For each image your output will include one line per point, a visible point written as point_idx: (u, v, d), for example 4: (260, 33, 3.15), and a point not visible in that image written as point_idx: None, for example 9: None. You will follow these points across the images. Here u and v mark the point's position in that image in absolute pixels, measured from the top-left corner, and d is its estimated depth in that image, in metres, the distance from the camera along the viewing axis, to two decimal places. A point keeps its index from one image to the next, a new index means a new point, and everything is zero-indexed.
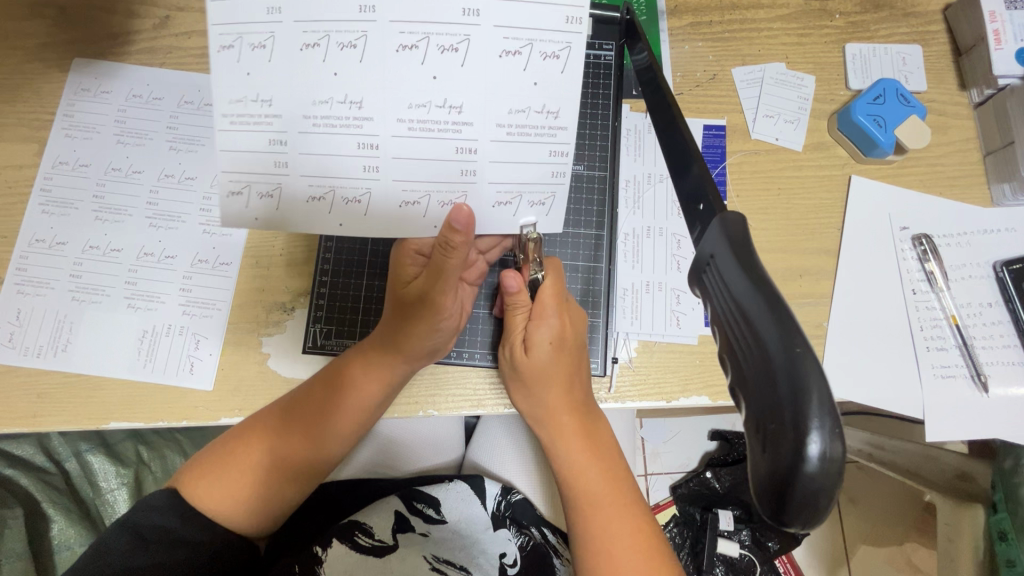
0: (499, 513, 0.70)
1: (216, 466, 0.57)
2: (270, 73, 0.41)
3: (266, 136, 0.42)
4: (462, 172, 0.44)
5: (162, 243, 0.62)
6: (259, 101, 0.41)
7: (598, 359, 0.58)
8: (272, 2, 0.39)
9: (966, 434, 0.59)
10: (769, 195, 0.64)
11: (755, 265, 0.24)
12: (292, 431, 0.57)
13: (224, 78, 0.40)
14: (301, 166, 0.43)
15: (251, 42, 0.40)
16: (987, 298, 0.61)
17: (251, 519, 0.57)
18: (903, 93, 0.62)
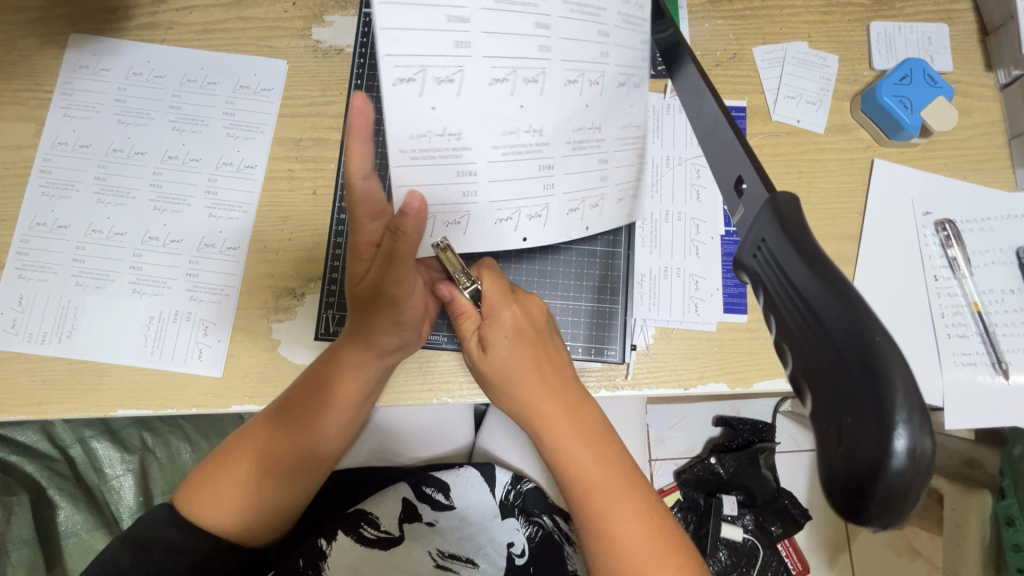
0: (507, 501, 0.70)
1: (213, 473, 0.56)
2: (455, 108, 0.40)
3: (455, 171, 0.43)
4: (601, 179, 0.49)
5: (167, 227, 0.60)
6: (446, 135, 0.41)
7: (615, 346, 0.57)
8: (459, 36, 0.39)
9: (986, 421, 0.58)
10: (790, 179, 0.63)
11: (814, 248, 0.23)
12: (287, 428, 0.56)
13: (404, 113, 0.39)
14: (488, 194, 0.46)
15: (436, 75, 0.39)
16: (1009, 284, 0.60)
17: (244, 528, 0.56)
18: (931, 74, 0.60)
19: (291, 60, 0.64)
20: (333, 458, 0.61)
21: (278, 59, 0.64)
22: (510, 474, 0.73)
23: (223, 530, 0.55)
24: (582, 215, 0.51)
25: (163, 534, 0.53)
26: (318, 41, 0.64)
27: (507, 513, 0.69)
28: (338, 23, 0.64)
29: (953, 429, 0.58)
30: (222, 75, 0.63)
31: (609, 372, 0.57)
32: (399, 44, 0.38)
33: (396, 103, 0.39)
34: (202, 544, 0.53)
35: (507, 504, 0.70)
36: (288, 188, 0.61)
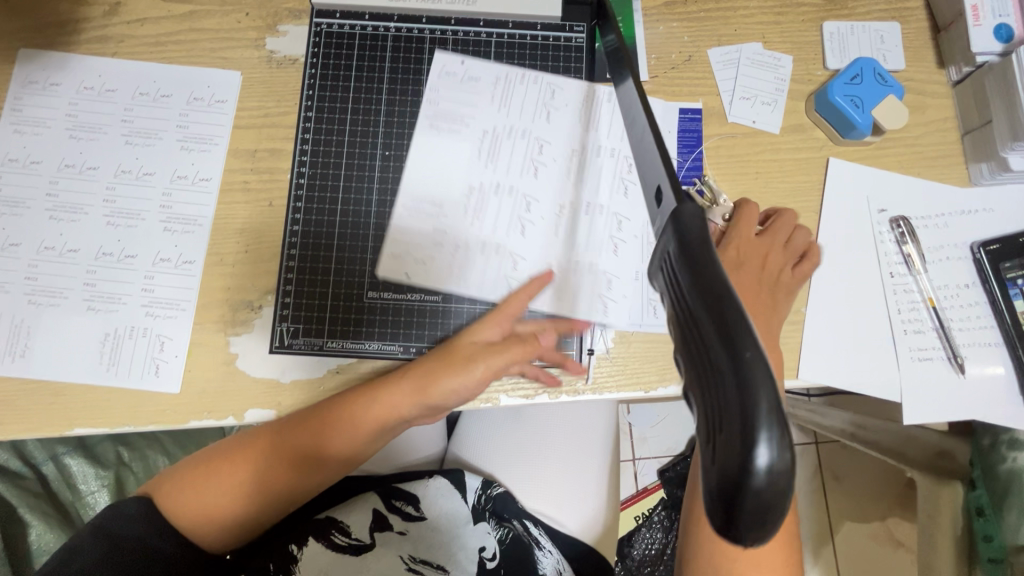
0: (478, 505, 0.70)
1: (201, 473, 0.55)
2: (463, 224, 0.58)
3: (450, 265, 0.57)
4: (552, 156, 0.60)
5: (121, 242, 0.60)
6: (479, 240, 0.58)
7: (573, 351, 0.57)
8: (392, 249, 0.58)
9: (943, 415, 0.59)
10: (747, 179, 0.63)
11: (704, 259, 0.23)
12: (295, 455, 0.55)
13: (430, 262, 0.58)
14: (533, 236, 0.58)
15: (417, 255, 0.58)
16: (963, 279, 0.61)
17: (226, 532, 0.56)
18: (881, 72, 0.61)
19: (245, 70, 0.63)
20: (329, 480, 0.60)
21: (231, 70, 0.63)
22: (480, 479, 0.72)
23: (198, 529, 0.55)
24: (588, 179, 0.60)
25: (134, 533, 0.52)
26: (272, 51, 0.64)
27: (478, 518, 0.69)
28: (292, 32, 0.64)
29: (911, 424, 0.59)
30: (175, 88, 0.63)
31: (567, 378, 0.57)
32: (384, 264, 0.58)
33: (392, 277, 0.58)
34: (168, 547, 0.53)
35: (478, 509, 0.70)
36: (243, 201, 0.61)
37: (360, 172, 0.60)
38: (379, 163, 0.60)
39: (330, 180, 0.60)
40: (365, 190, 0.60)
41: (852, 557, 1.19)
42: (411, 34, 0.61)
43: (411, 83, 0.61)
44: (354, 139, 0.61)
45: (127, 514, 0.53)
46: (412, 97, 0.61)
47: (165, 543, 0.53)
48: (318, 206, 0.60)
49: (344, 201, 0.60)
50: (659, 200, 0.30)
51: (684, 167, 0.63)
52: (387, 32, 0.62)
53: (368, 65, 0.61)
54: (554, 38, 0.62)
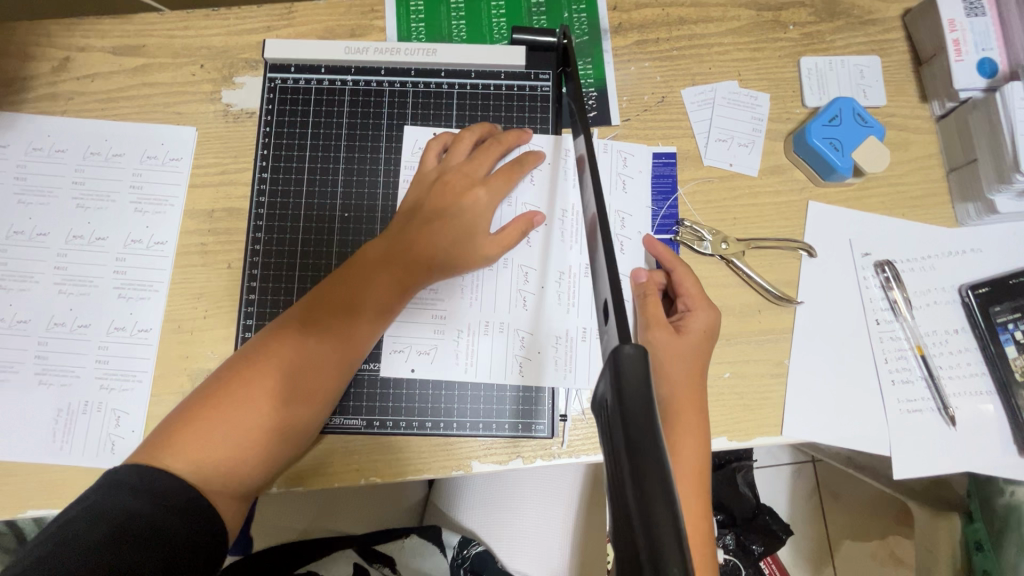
0: (455, 563, 0.65)
1: (195, 424, 0.45)
2: (460, 308, 0.55)
3: (456, 352, 0.54)
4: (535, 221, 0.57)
5: (73, 311, 0.57)
6: (482, 325, 0.55)
7: (544, 420, 0.54)
8: (392, 345, 0.54)
9: (934, 469, 0.56)
10: (726, 226, 0.60)
11: (641, 435, 0.22)
12: (310, 336, 0.48)
13: (434, 353, 0.54)
14: (523, 312, 0.55)
15: (419, 350, 0.54)
16: (952, 324, 0.59)
17: (213, 452, 0.44)
18: (860, 113, 0.58)
19: (200, 126, 0.61)
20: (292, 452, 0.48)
21: (186, 126, 0.61)
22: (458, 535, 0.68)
23: (206, 484, 0.43)
24: (563, 244, 0.57)
25: (134, 508, 0.40)
26: (228, 104, 0.61)
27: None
28: (249, 84, 0.61)
29: (902, 479, 0.56)
30: (129, 147, 0.60)
31: (541, 445, 0.54)
32: (386, 361, 0.54)
33: (396, 375, 0.54)
34: (178, 536, 0.40)
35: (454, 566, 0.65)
36: (201, 264, 0.58)
37: (318, 234, 0.58)
38: (339, 224, 0.58)
39: (288, 244, 0.58)
40: (324, 253, 0.58)
41: None
42: (370, 87, 0.59)
43: (371, 141, 0.59)
44: (313, 198, 0.58)
45: (124, 488, 0.41)
46: (371, 154, 0.59)
47: (167, 529, 0.40)
48: (275, 272, 0.57)
49: (302, 266, 0.57)
50: (606, 318, 0.28)
51: (658, 216, 0.60)
52: (344, 86, 0.59)
53: (325, 122, 0.59)
54: (518, 88, 0.59)
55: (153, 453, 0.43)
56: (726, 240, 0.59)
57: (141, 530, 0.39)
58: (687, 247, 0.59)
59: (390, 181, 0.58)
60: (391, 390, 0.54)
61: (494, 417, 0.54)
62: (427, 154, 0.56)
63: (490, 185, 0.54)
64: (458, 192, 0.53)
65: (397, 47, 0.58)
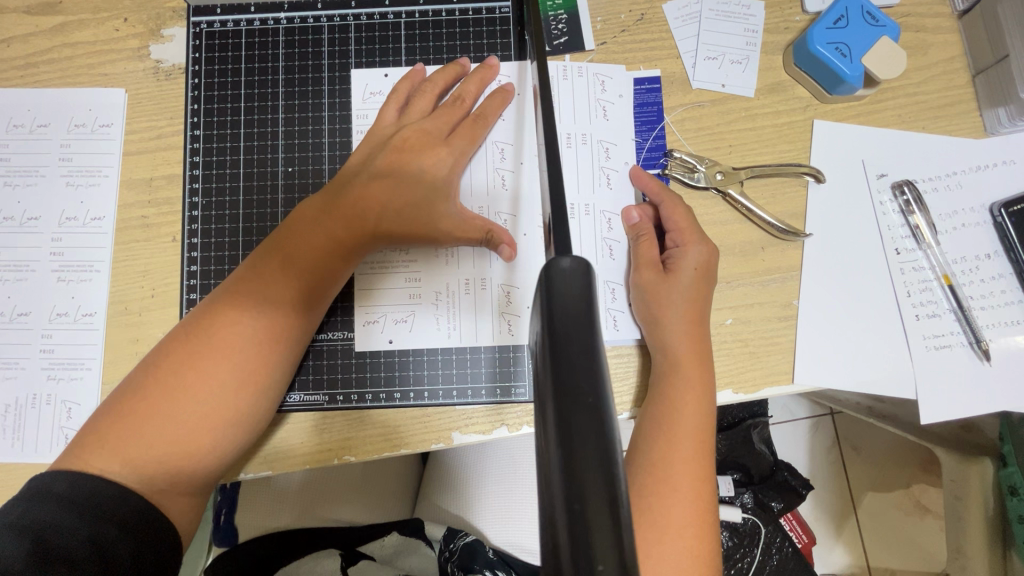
0: (443, 557, 0.60)
1: (132, 421, 0.40)
2: (435, 268, 0.49)
3: (435, 318, 0.49)
4: (509, 160, 0.51)
5: (12, 299, 0.52)
6: (462, 284, 0.49)
7: (526, 382, 0.49)
8: (366, 315, 0.49)
9: (966, 411, 0.51)
10: (720, 155, 0.53)
11: (572, 350, 0.21)
12: (253, 318, 0.43)
13: (412, 319, 0.49)
14: (502, 266, 0.49)
15: (396, 318, 0.49)
16: (983, 248, 0.52)
17: (154, 449, 0.40)
18: (870, 11, 0.51)
19: (130, 87, 0.55)
20: (246, 444, 0.44)
21: (114, 88, 0.55)
22: (444, 526, 0.64)
23: (148, 486, 0.39)
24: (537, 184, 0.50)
25: (64, 523, 0.37)
26: (158, 60, 0.55)
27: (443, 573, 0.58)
28: (178, 36, 0.55)
29: (930, 424, 0.50)
30: (54, 116, 0.55)
31: (525, 409, 0.48)
32: (361, 333, 0.49)
33: (372, 348, 0.49)
34: (118, 549, 0.37)
35: (441, 559, 0.60)
36: (144, 238, 0.53)
37: (260, 195, 0.53)
38: (282, 181, 0.52)
39: (228, 207, 0.53)
40: (268, 214, 0.52)
41: (878, 532, 1.06)
42: (306, 24, 0.53)
43: (312, 83, 0.53)
44: (252, 156, 0.53)
45: (52, 498, 0.37)
46: (313, 100, 0.53)
47: (106, 542, 0.37)
48: (217, 239, 0.53)
49: (246, 229, 0.53)
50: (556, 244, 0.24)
51: (642, 148, 0.54)
52: (278, 25, 0.54)
53: (260, 67, 0.54)
54: (474, 12, 0.53)
55: (86, 453, 0.39)
56: (721, 170, 0.52)
57: (75, 546, 0.36)
58: (678, 181, 0.53)
59: (335, 128, 0.52)
60: (356, 360, 0.49)
61: (469, 383, 0.49)
62: (385, 108, 0.49)
63: (452, 145, 0.48)
64: (416, 147, 0.47)
65: None
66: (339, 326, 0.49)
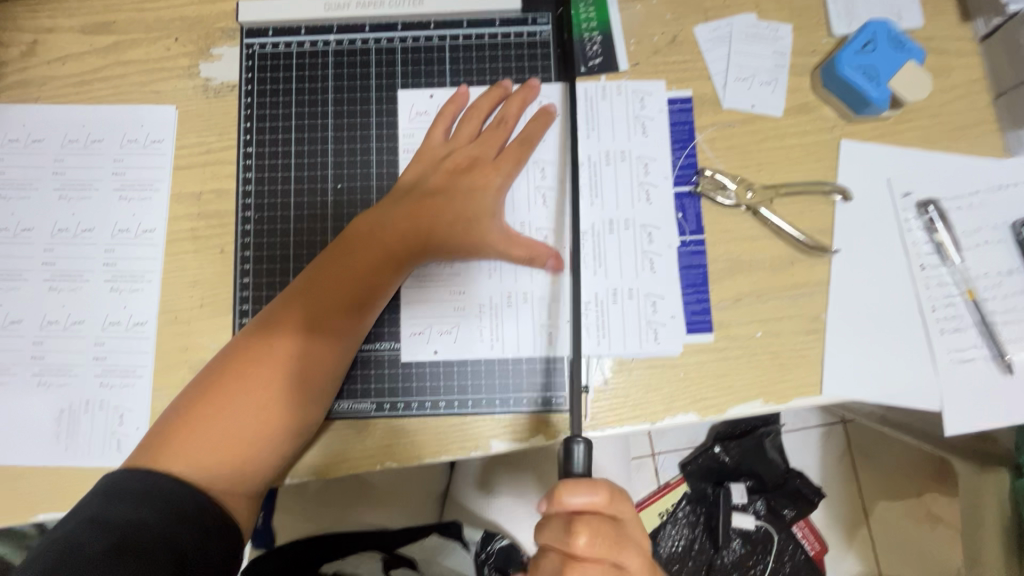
0: (479, 560, 0.66)
1: (196, 426, 0.43)
2: (479, 282, 0.51)
3: (479, 330, 0.51)
4: (550, 178, 0.52)
5: (66, 308, 0.55)
6: (505, 297, 0.51)
7: (565, 391, 0.50)
8: (413, 328, 0.51)
9: (990, 422, 0.52)
10: (751, 173, 0.55)
11: None
12: (309, 328, 0.45)
13: (458, 331, 0.51)
14: (544, 280, 0.51)
15: (441, 330, 0.51)
16: (1006, 265, 0.54)
17: (218, 452, 0.42)
18: (896, 36, 0.53)
19: (180, 104, 0.57)
20: (299, 448, 0.46)
21: (165, 105, 0.57)
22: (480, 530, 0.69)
23: (211, 485, 0.42)
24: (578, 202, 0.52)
25: (140, 519, 0.38)
26: (208, 78, 0.57)
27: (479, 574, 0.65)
28: (228, 55, 0.57)
29: (954, 436, 0.52)
30: (107, 131, 0.57)
31: (562, 419, 0.50)
32: (408, 345, 0.51)
33: (417, 358, 0.51)
34: (191, 546, 0.39)
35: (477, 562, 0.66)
36: (194, 250, 0.55)
37: (311, 210, 0.55)
38: (331, 196, 0.55)
39: (279, 221, 0.55)
40: (318, 228, 0.54)
41: (890, 540, 1.07)
42: (355, 45, 0.56)
43: (360, 102, 0.55)
44: (303, 172, 0.55)
45: (127, 496, 0.39)
46: (361, 119, 0.55)
47: (178, 539, 0.39)
48: (268, 252, 0.55)
49: (297, 243, 0.55)
50: None
51: (675, 166, 0.55)
52: (327, 46, 0.56)
53: (310, 87, 0.56)
54: (515, 35, 0.55)
55: (156, 452, 0.42)
56: (750, 189, 0.55)
57: (151, 543, 0.38)
58: (708, 198, 0.55)
59: (383, 146, 0.54)
60: (400, 370, 0.51)
61: (510, 392, 0.50)
62: (434, 127, 0.52)
63: (497, 164, 0.51)
64: (464, 170, 0.50)
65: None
66: (386, 336, 0.51)
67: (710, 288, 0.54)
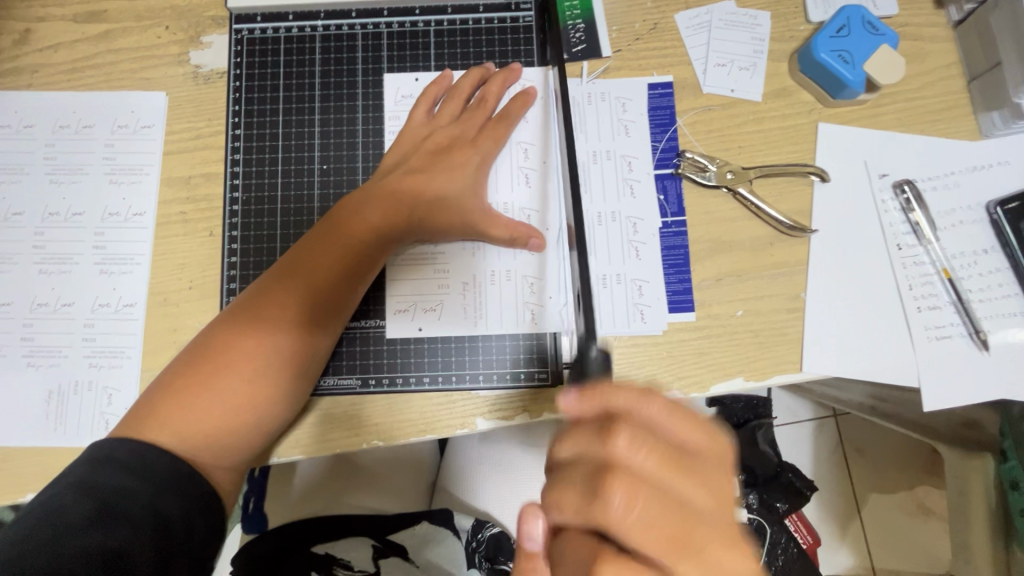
0: (470, 548, 0.64)
1: (179, 397, 0.43)
2: (464, 261, 0.52)
3: (464, 308, 0.52)
4: (534, 159, 0.53)
5: (56, 290, 0.55)
6: (489, 275, 0.52)
7: (548, 367, 0.51)
8: (399, 306, 0.52)
9: (967, 398, 0.53)
10: (731, 155, 0.56)
11: None
12: (293, 304, 0.46)
13: (443, 310, 0.52)
14: (527, 260, 0.52)
15: (426, 308, 0.52)
16: (981, 244, 0.55)
17: (201, 423, 0.43)
18: (870, 21, 0.54)
19: (170, 90, 0.58)
20: (281, 424, 0.47)
21: (154, 91, 0.58)
22: (472, 518, 0.67)
23: (193, 455, 0.43)
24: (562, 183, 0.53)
25: (124, 486, 0.39)
26: (197, 65, 0.58)
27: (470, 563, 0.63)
28: (217, 42, 0.58)
29: (932, 411, 0.53)
30: (98, 117, 0.58)
31: (548, 395, 0.51)
32: (394, 323, 0.52)
33: (403, 336, 0.52)
34: (171, 515, 0.39)
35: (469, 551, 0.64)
36: (182, 233, 0.56)
37: (297, 192, 0.56)
38: (318, 179, 0.55)
39: (267, 203, 0.56)
40: (306, 211, 0.55)
41: (882, 530, 1.07)
42: (342, 31, 0.57)
43: (347, 87, 0.56)
44: (290, 156, 0.56)
45: (112, 463, 0.40)
46: (347, 102, 0.56)
47: (162, 508, 0.39)
48: (257, 233, 0.55)
49: (285, 224, 0.55)
50: None
51: (657, 149, 0.56)
52: (314, 33, 0.57)
53: (298, 72, 0.57)
54: (499, 21, 0.56)
55: (140, 425, 0.42)
56: (731, 169, 0.55)
57: (135, 508, 0.38)
58: (690, 180, 0.56)
59: (370, 128, 0.56)
60: (386, 346, 0.52)
61: (495, 369, 0.51)
62: (415, 107, 0.53)
63: (479, 146, 0.52)
64: (448, 153, 0.51)
65: None
66: (373, 314, 0.52)
67: (692, 268, 0.55)
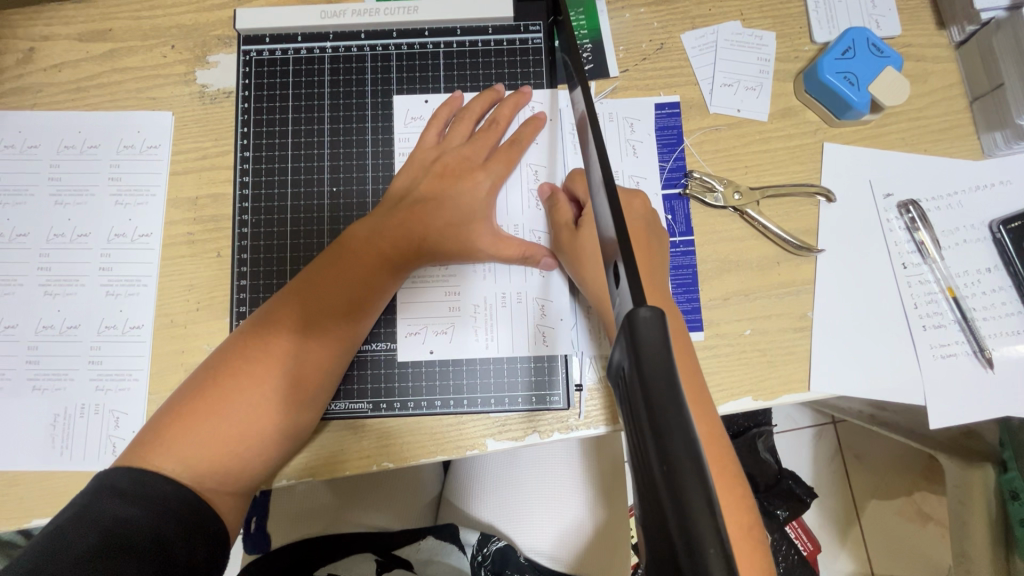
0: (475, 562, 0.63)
1: (187, 423, 0.43)
2: (475, 284, 0.52)
3: (474, 331, 0.52)
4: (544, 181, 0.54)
5: (61, 313, 0.55)
6: (499, 297, 0.52)
7: (559, 390, 0.51)
8: (410, 327, 0.52)
9: (973, 416, 0.53)
10: (737, 175, 0.57)
11: (667, 419, 0.21)
12: (303, 329, 0.46)
13: (454, 332, 0.52)
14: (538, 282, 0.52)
15: (436, 331, 0.52)
16: (984, 263, 0.55)
17: (208, 450, 0.43)
18: (875, 43, 0.55)
19: (177, 110, 0.58)
20: (288, 450, 0.46)
21: (161, 111, 0.57)
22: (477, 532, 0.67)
23: (199, 483, 0.42)
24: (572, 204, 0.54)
25: (127, 515, 0.39)
26: (204, 85, 0.58)
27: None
28: (224, 62, 0.58)
29: (939, 428, 0.53)
30: (103, 137, 0.57)
31: (558, 418, 0.50)
32: (406, 346, 0.52)
33: (414, 359, 0.51)
34: (175, 543, 0.39)
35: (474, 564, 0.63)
36: (189, 254, 0.56)
37: (307, 213, 0.56)
38: (327, 201, 0.55)
39: (276, 225, 0.56)
40: (315, 233, 0.55)
41: (882, 537, 1.08)
42: (350, 53, 0.57)
43: (356, 109, 0.56)
44: (299, 177, 0.56)
45: (115, 492, 0.40)
46: (356, 124, 0.56)
47: (165, 536, 0.39)
48: (266, 256, 0.55)
49: (294, 246, 0.55)
50: (618, 280, 0.27)
51: (664, 169, 0.57)
52: (323, 54, 0.57)
53: (307, 93, 0.57)
54: (509, 42, 0.57)
55: (145, 452, 0.42)
56: (738, 190, 0.56)
57: (140, 537, 0.38)
58: (697, 200, 0.56)
59: (379, 150, 0.56)
60: (396, 369, 0.51)
61: (506, 391, 0.51)
62: (425, 131, 0.53)
63: (488, 169, 0.51)
64: (457, 176, 0.51)
65: (376, 8, 0.56)
66: (382, 337, 0.52)
67: (700, 288, 0.55)
